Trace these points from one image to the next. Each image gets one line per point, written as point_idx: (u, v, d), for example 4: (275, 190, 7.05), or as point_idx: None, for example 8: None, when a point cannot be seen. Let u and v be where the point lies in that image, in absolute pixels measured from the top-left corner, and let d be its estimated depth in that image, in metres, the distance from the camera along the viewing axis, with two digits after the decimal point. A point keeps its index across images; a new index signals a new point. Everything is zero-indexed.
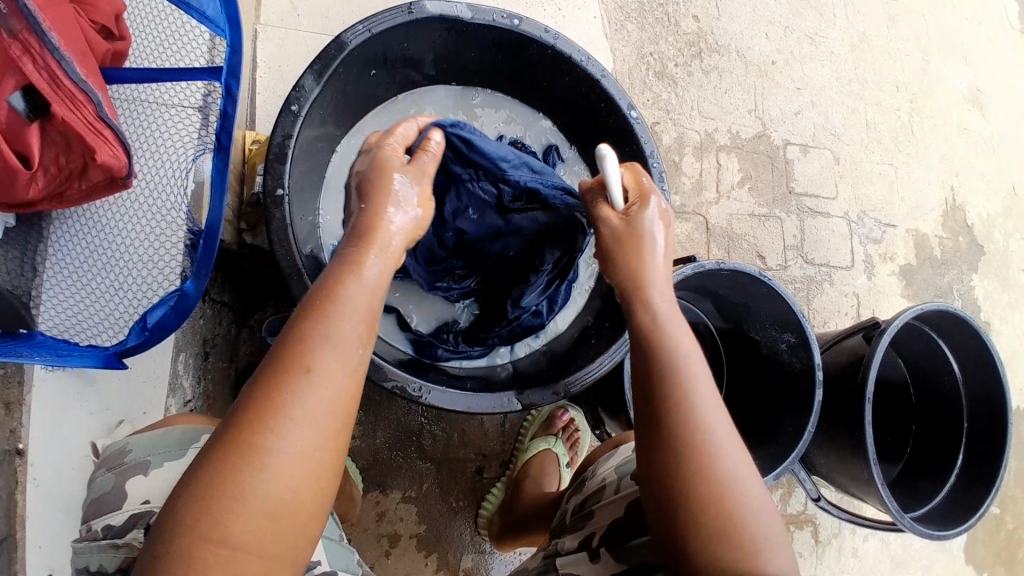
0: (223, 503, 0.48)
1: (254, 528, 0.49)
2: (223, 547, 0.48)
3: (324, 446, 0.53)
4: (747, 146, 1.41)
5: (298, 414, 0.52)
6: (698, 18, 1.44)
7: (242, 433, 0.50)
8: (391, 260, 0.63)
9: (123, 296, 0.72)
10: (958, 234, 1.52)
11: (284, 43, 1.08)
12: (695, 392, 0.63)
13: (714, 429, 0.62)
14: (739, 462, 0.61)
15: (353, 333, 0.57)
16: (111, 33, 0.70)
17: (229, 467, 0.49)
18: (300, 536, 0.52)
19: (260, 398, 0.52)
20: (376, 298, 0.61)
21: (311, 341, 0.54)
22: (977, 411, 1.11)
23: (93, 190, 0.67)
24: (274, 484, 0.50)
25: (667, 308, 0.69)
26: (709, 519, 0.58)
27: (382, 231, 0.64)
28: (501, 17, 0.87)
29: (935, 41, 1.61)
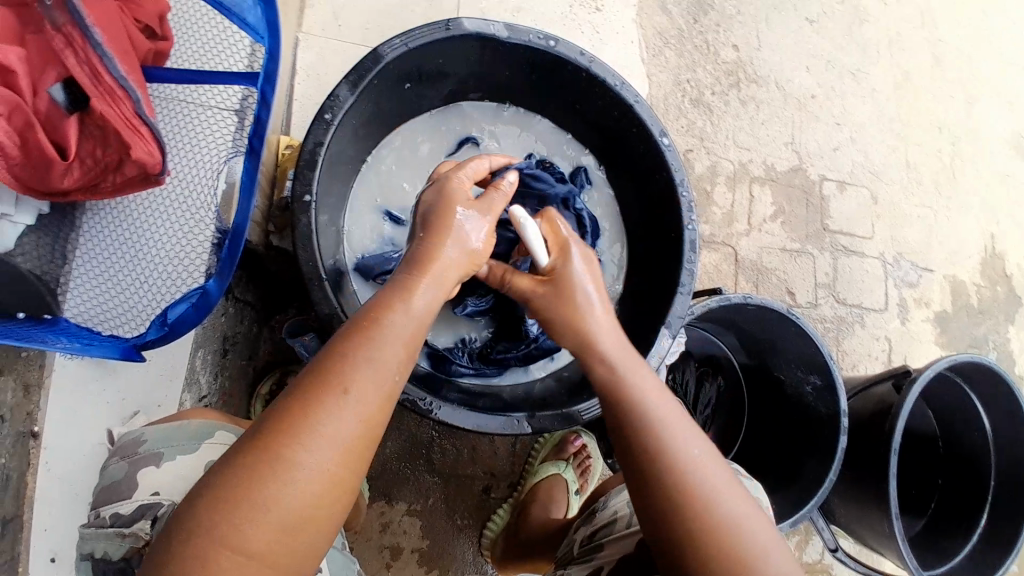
0: (245, 511, 0.49)
1: (272, 540, 0.49)
2: (240, 554, 0.48)
3: (347, 466, 0.53)
4: (782, 179, 1.39)
5: (329, 432, 0.52)
6: (738, 47, 1.43)
7: (273, 444, 0.50)
8: (442, 291, 0.63)
9: (146, 291, 0.71)
10: (997, 283, 1.47)
11: (324, 51, 1.10)
12: (675, 437, 0.62)
13: (703, 471, 0.61)
14: (734, 498, 0.60)
15: (394, 359, 0.57)
16: (155, 33, 0.71)
17: (255, 476, 0.49)
18: (309, 550, 0.52)
19: (293, 410, 0.52)
20: (420, 327, 0.60)
21: (353, 361, 0.55)
22: (1007, 469, 1.07)
23: (127, 184, 0.68)
24: (297, 499, 0.50)
25: (628, 355, 0.68)
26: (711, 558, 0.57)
27: (440, 261, 0.63)
28: (538, 39, 0.88)
29: (982, 84, 1.57)
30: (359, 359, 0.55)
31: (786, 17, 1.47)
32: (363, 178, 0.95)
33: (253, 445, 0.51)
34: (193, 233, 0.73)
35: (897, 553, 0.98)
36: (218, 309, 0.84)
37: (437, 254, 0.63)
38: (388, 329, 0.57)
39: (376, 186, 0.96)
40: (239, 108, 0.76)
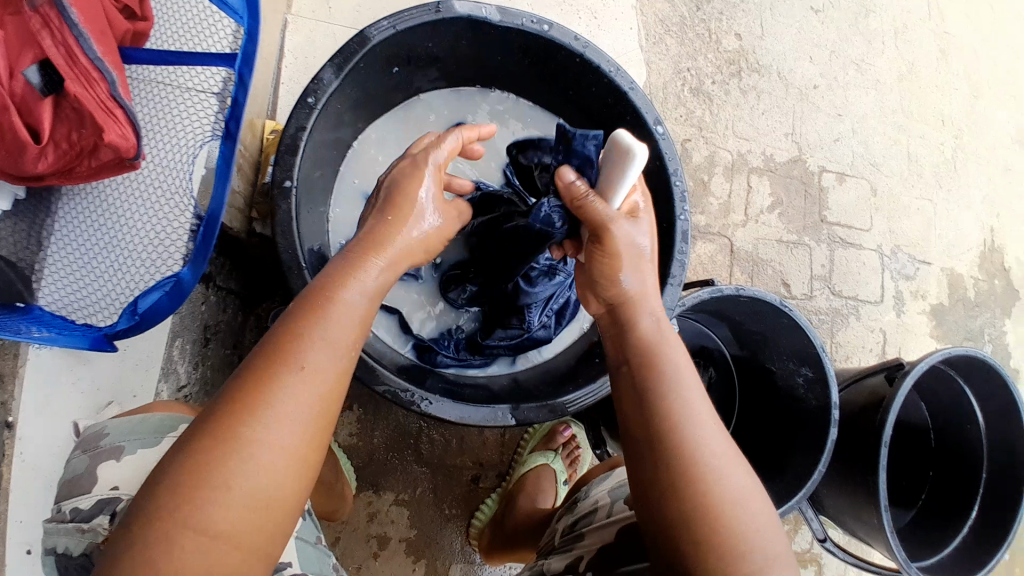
0: (206, 489, 0.47)
1: (235, 518, 0.47)
2: (201, 534, 0.46)
3: (303, 446, 0.51)
4: (780, 170, 1.37)
5: (288, 408, 0.51)
6: (740, 36, 1.40)
7: (231, 423, 0.49)
8: (390, 273, 0.63)
9: (118, 278, 0.70)
10: (995, 276, 1.45)
11: (312, 34, 1.07)
12: (691, 416, 0.61)
13: (713, 449, 0.59)
14: (744, 478, 0.59)
15: (348, 337, 0.56)
16: (134, 14, 0.69)
17: (214, 455, 0.48)
18: (270, 536, 0.50)
19: (246, 390, 0.50)
20: (372, 306, 0.60)
21: (306, 339, 0.53)
22: (999, 463, 1.05)
23: (103, 169, 0.66)
24: (260, 476, 0.49)
25: (654, 322, 0.68)
26: (717, 540, 0.55)
27: (392, 241, 0.63)
28: (531, 22, 0.85)
29: (987, 76, 1.54)
30: (317, 335, 0.54)
31: (790, 5, 1.44)
32: (347, 164, 0.94)
33: (212, 424, 0.49)
34: (170, 220, 0.71)
35: (885, 545, 0.97)
36: (197, 297, 0.83)
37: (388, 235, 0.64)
38: (343, 306, 0.57)
39: (361, 171, 0.95)
40: (222, 93, 0.73)
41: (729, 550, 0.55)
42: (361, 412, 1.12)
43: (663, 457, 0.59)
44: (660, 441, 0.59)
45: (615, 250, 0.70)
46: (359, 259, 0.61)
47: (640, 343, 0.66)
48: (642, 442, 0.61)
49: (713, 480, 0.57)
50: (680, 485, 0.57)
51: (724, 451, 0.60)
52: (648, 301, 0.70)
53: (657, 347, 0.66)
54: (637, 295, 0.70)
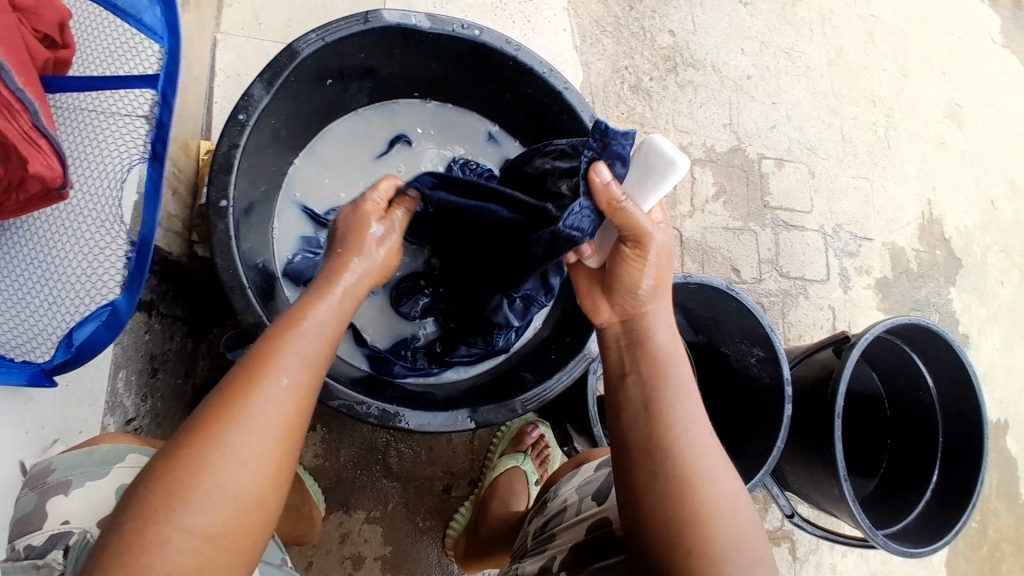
0: (187, 491, 0.49)
1: (217, 521, 0.50)
2: (183, 533, 0.48)
3: (275, 452, 0.54)
4: (722, 160, 1.40)
5: (266, 418, 0.54)
6: (673, 32, 1.43)
7: (212, 429, 0.52)
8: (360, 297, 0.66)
9: (51, 309, 0.67)
10: (935, 247, 1.51)
11: (243, 51, 1.07)
12: (684, 425, 0.65)
13: (701, 458, 0.63)
14: (727, 483, 0.63)
15: (320, 353, 0.60)
16: (55, 42, 0.68)
17: (194, 460, 0.50)
18: (245, 541, 0.52)
19: (219, 402, 0.53)
20: (342, 324, 0.63)
21: (277, 355, 0.56)
22: (953, 423, 1.09)
23: (30, 203, 0.64)
24: (239, 479, 0.51)
25: (666, 333, 0.71)
26: (700, 542, 0.59)
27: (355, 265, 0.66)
28: (460, 28, 0.86)
29: (911, 56, 1.61)
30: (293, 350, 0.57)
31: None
32: (288, 182, 0.94)
33: (195, 429, 0.52)
34: (102, 246, 0.70)
35: (849, 514, 1.00)
36: (139, 325, 0.82)
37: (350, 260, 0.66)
38: (315, 325, 0.60)
39: (303, 187, 0.95)
40: (148, 115, 0.73)
41: (709, 553, 0.59)
42: (325, 431, 1.11)
43: (653, 463, 0.63)
44: (654, 448, 0.63)
45: (643, 261, 0.68)
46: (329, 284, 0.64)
47: (648, 353, 0.69)
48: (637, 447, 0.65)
49: (699, 486, 0.62)
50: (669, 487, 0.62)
51: (711, 457, 0.64)
52: (659, 318, 0.71)
53: (667, 359, 0.69)
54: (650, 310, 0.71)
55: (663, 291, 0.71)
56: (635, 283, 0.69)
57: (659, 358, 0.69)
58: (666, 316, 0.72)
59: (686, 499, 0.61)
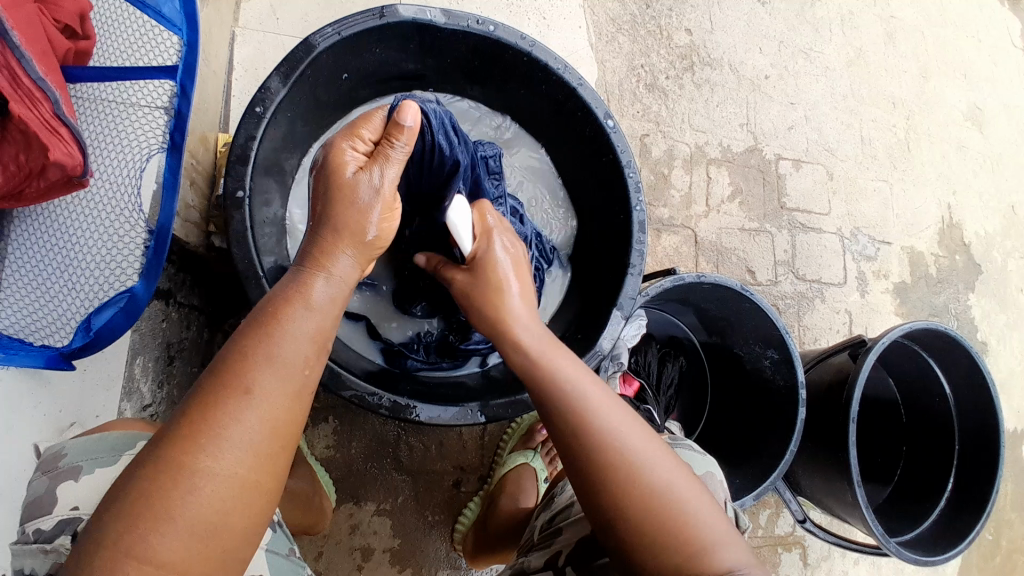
0: (152, 521, 0.46)
1: (186, 547, 0.47)
2: (148, 564, 0.45)
3: (256, 464, 0.51)
4: (738, 160, 1.39)
5: (236, 436, 0.50)
6: (690, 31, 1.42)
7: (177, 451, 0.48)
8: (342, 287, 0.61)
9: (72, 295, 0.69)
10: (955, 252, 1.49)
11: (261, 45, 1.08)
12: (595, 411, 0.62)
13: (629, 440, 0.60)
14: (665, 459, 0.61)
15: (303, 353, 0.55)
16: (75, 33, 0.68)
17: (158, 488, 0.47)
18: (229, 552, 0.50)
19: (195, 416, 0.50)
20: (324, 324, 0.59)
21: (252, 361, 0.53)
22: (969, 430, 1.07)
23: (51, 189, 0.65)
24: (208, 502, 0.48)
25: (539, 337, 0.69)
26: (661, 526, 0.57)
27: (338, 260, 0.62)
28: (475, 23, 0.86)
29: (933, 58, 1.59)
30: (267, 361, 0.53)
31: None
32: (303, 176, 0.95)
33: (163, 452, 0.48)
34: (120, 235, 0.72)
35: (862, 521, 0.99)
36: (156, 314, 0.83)
37: (335, 250, 0.62)
38: (293, 332, 0.55)
39: None
40: (166, 106, 0.75)
41: (673, 537, 0.56)
42: (337, 423, 1.12)
43: (579, 464, 0.60)
44: (578, 446, 0.60)
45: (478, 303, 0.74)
46: (306, 279, 0.59)
47: (527, 366, 0.67)
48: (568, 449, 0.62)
49: (629, 473, 0.59)
50: (603, 481, 0.59)
51: (636, 436, 0.61)
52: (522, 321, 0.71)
53: (546, 360, 0.67)
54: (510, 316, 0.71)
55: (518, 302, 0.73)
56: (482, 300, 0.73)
57: (536, 364, 0.66)
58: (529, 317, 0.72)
59: (632, 487, 0.58)
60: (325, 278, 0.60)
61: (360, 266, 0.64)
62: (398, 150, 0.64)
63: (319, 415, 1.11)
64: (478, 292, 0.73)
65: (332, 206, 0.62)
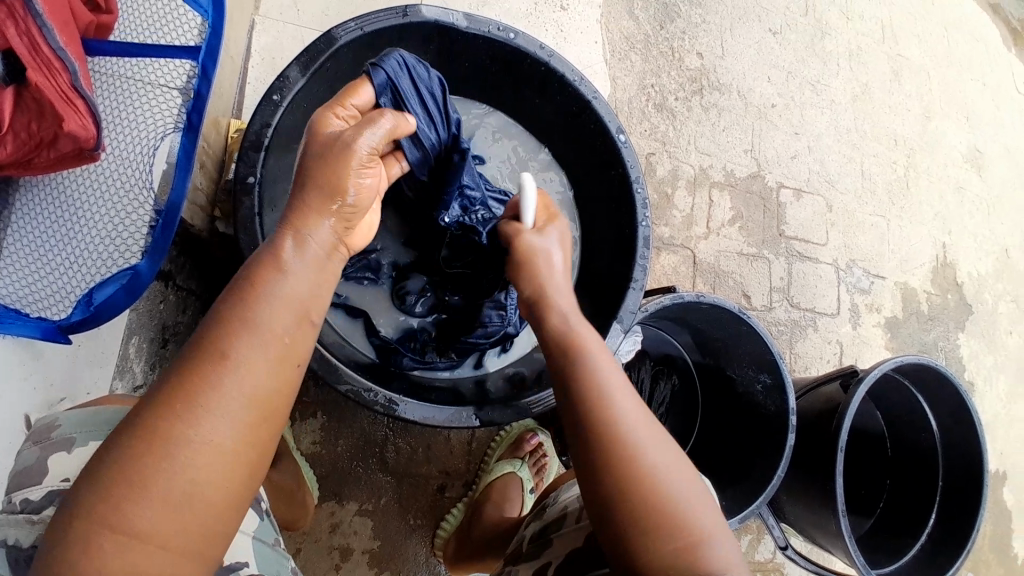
0: (131, 493, 0.45)
1: (165, 519, 0.46)
2: (125, 535, 0.44)
3: (240, 436, 0.49)
4: (741, 185, 1.41)
5: (215, 406, 0.48)
6: (702, 55, 1.44)
7: (153, 422, 0.47)
8: (313, 247, 0.58)
9: (73, 269, 0.68)
10: (947, 291, 1.51)
11: (280, 35, 1.08)
12: (612, 396, 0.62)
13: (638, 431, 0.60)
14: (670, 453, 0.60)
15: (284, 321, 0.53)
16: (98, 6, 0.68)
17: (134, 458, 0.46)
18: (210, 528, 0.48)
19: (174, 385, 0.48)
20: (304, 288, 0.56)
21: (232, 328, 0.51)
22: (954, 467, 1.08)
23: (60, 160, 0.64)
24: (187, 473, 0.47)
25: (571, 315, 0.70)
26: (652, 521, 0.56)
27: (312, 228, 0.59)
28: (497, 30, 0.87)
29: (937, 99, 1.61)
30: (242, 327, 0.51)
31: (750, 27, 1.49)
32: None
33: (139, 424, 0.47)
34: (127, 212, 0.71)
35: (844, 550, 0.99)
36: (154, 295, 0.83)
37: (314, 215, 0.59)
38: (271, 299, 0.53)
39: None
40: (183, 87, 0.75)
41: (662, 532, 0.56)
42: (325, 419, 1.11)
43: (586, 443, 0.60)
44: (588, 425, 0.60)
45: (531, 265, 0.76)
46: (276, 244, 0.57)
47: (560, 338, 0.67)
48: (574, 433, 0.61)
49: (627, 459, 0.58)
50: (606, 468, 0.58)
51: (648, 429, 0.61)
52: (562, 299, 0.72)
53: (581, 340, 0.67)
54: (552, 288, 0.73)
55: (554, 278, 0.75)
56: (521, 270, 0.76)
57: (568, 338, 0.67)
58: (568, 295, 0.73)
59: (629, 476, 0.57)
60: (295, 241, 0.58)
61: (338, 234, 0.61)
62: (372, 112, 0.69)
63: (308, 410, 1.11)
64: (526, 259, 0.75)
65: (306, 167, 0.62)
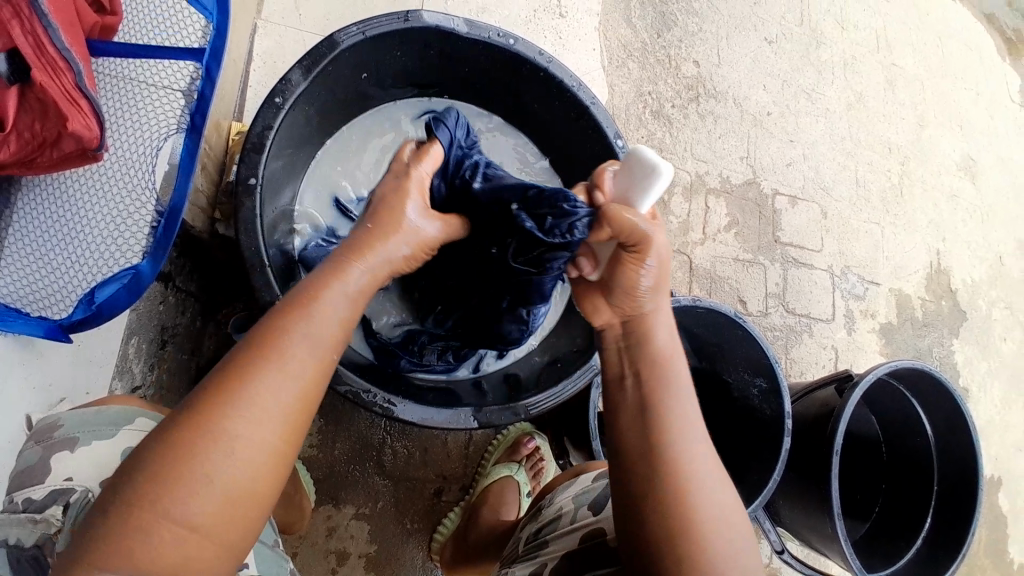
0: (183, 482, 0.45)
1: (215, 512, 0.46)
2: (180, 526, 0.45)
3: (283, 434, 0.50)
4: (736, 192, 1.42)
5: (270, 404, 0.50)
6: (699, 63, 1.46)
7: (205, 416, 0.48)
8: (371, 279, 0.61)
9: (76, 267, 0.68)
10: (940, 298, 1.52)
11: (281, 40, 1.09)
12: (679, 425, 0.63)
13: (699, 463, 0.62)
14: (723, 488, 0.61)
15: (331, 333, 0.56)
16: (102, 7, 0.69)
17: (182, 450, 0.46)
18: (250, 524, 0.49)
19: (224, 380, 0.49)
20: (351, 305, 0.59)
21: (285, 330, 0.53)
22: (949, 472, 1.09)
23: (64, 161, 0.65)
24: (240, 468, 0.48)
25: (668, 343, 0.68)
26: (689, 546, 0.58)
27: (378, 249, 0.62)
28: (497, 36, 0.88)
29: (930, 108, 1.63)
30: (293, 332, 0.53)
31: (745, 36, 1.51)
32: (312, 171, 0.96)
33: (186, 417, 0.48)
34: (130, 212, 0.71)
35: (841, 554, 0.99)
36: (154, 296, 0.83)
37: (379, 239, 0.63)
38: (322, 309, 0.56)
39: (326, 177, 0.97)
40: (185, 89, 0.75)
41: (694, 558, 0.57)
42: (322, 422, 1.11)
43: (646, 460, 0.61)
44: (652, 445, 0.62)
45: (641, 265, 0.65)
46: (343, 262, 0.60)
47: (648, 356, 0.67)
48: (632, 450, 0.63)
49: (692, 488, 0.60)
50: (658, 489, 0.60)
51: (707, 463, 0.62)
52: (660, 319, 0.69)
53: (667, 365, 0.67)
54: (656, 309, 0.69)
55: (659, 296, 0.69)
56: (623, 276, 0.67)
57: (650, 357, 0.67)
58: (667, 318, 0.70)
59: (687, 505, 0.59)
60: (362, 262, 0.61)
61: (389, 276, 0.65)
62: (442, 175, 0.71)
63: None
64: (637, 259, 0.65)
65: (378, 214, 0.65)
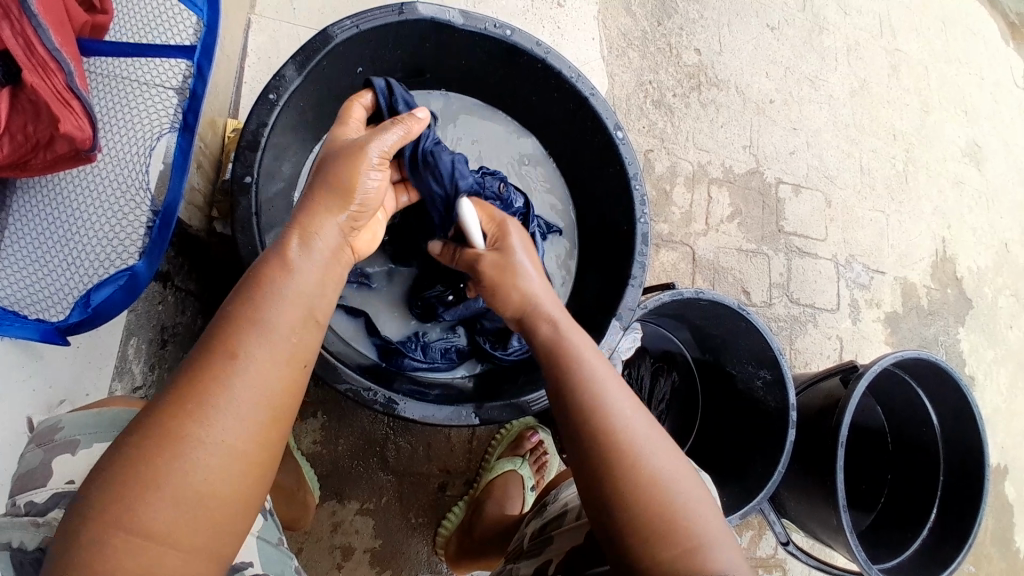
0: (150, 488, 0.45)
1: (178, 517, 0.46)
2: (139, 535, 0.45)
3: (251, 437, 0.50)
4: (739, 181, 1.40)
5: (227, 404, 0.49)
6: (699, 51, 1.44)
7: (168, 420, 0.47)
8: (317, 251, 0.59)
9: (67, 270, 0.68)
10: (946, 285, 1.51)
11: (276, 34, 1.08)
12: (610, 404, 0.61)
13: (638, 438, 0.59)
14: (672, 465, 0.59)
15: (288, 324, 0.54)
16: (93, 6, 0.68)
17: (146, 456, 0.46)
18: (222, 532, 0.49)
19: (184, 385, 0.49)
20: (314, 286, 0.58)
21: (241, 329, 0.52)
22: (954, 462, 1.08)
23: (58, 162, 0.64)
24: (200, 472, 0.47)
25: (566, 322, 0.70)
26: (648, 529, 0.55)
27: (322, 221, 0.61)
28: (493, 27, 0.86)
29: (935, 93, 1.61)
30: (253, 326, 0.52)
31: (747, 22, 1.49)
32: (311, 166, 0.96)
33: (157, 422, 0.47)
34: (125, 210, 0.72)
35: (846, 546, 0.99)
36: (153, 295, 0.83)
37: (319, 212, 0.62)
38: (282, 299, 0.55)
39: None
40: (179, 86, 0.76)
41: (669, 541, 0.54)
42: (325, 419, 1.11)
43: (587, 449, 0.59)
44: (583, 433, 0.60)
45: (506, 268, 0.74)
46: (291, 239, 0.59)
47: (546, 348, 0.68)
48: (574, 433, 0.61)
49: (634, 466, 0.57)
50: (604, 478, 0.57)
51: (648, 438, 0.60)
52: (532, 294, 0.72)
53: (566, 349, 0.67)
54: (533, 297, 0.72)
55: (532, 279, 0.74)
56: (497, 288, 0.74)
57: (555, 345, 0.68)
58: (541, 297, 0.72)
59: (631, 488, 0.56)
60: (302, 241, 0.59)
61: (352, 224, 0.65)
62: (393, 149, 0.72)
63: (307, 410, 1.10)
64: (502, 273, 0.73)
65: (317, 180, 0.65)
